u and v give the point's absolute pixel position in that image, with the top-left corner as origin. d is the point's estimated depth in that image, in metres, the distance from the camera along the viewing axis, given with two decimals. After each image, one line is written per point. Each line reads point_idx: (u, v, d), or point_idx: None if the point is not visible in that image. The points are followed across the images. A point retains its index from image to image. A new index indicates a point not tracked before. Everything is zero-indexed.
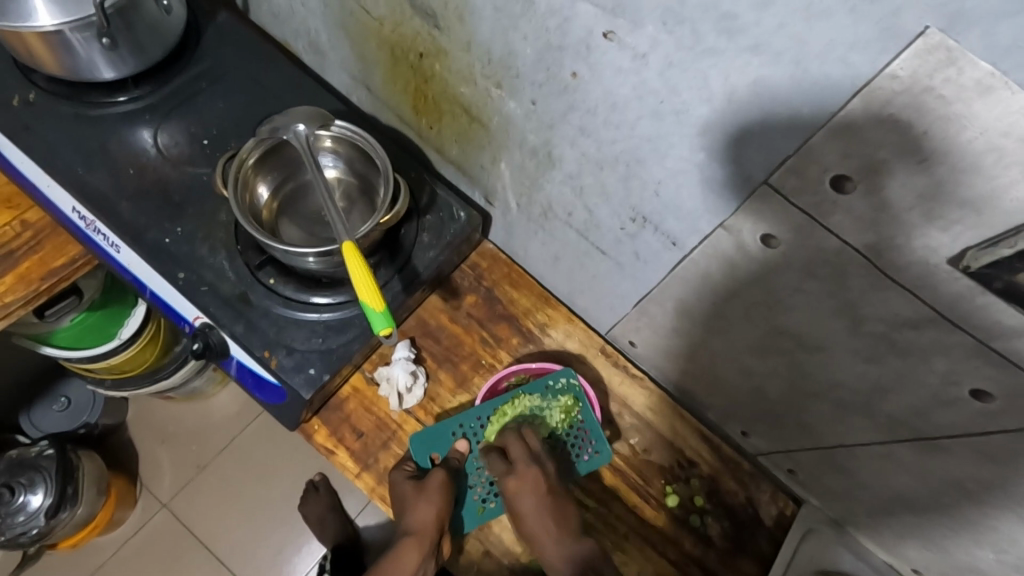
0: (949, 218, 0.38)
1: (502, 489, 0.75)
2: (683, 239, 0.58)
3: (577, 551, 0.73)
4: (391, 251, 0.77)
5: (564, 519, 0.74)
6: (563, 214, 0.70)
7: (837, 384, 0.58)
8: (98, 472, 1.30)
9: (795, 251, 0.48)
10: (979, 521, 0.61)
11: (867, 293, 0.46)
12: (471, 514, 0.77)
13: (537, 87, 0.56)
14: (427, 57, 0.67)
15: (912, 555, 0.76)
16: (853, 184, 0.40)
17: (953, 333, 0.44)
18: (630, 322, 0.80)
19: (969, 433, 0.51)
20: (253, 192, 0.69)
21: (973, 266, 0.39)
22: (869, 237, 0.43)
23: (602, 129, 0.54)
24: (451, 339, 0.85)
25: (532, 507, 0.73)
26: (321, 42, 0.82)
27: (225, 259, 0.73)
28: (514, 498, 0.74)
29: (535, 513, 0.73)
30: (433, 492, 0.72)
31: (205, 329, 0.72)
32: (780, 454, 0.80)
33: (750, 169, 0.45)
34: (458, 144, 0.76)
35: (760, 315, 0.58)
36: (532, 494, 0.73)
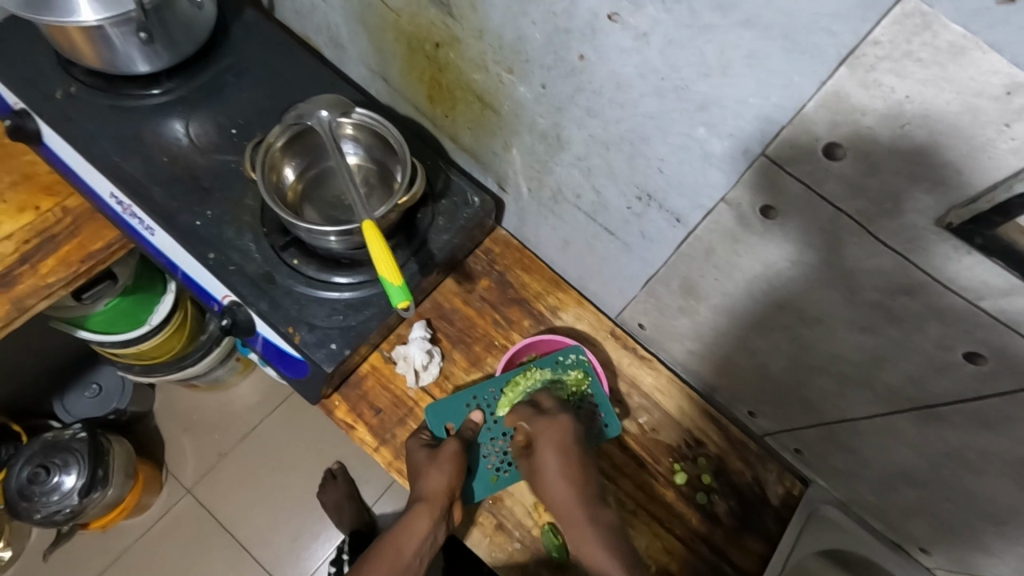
0: (933, 179, 0.40)
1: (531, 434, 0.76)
2: (687, 216, 0.60)
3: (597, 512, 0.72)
4: (408, 234, 0.80)
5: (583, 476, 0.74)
6: (573, 196, 0.73)
7: (837, 356, 0.60)
8: (127, 456, 1.37)
9: (791, 222, 0.50)
10: (980, 492, 0.62)
11: (862, 261, 0.48)
12: (484, 484, 0.78)
13: (546, 71, 0.59)
14: (442, 46, 0.70)
15: (917, 533, 0.77)
16: (843, 151, 0.42)
17: (942, 296, 0.45)
18: (638, 304, 0.83)
19: (964, 398, 0.52)
20: (278, 173, 0.73)
21: (955, 223, 0.41)
22: (859, 204, 0.44)
23: (609, 109, 0.57)
24: (465, 320, 0.88)
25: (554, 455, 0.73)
26: (342, 36, 0.86)
27: (251, 240, 0.77)
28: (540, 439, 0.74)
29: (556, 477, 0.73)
30: (445, 460, 0.73)
31: (233, 307, 0.76)
32: (786, 433, 0.81)
33: (746, 141, 0.48)
34: (472, 131, 0.80)
35: (762, 290, 0.61)
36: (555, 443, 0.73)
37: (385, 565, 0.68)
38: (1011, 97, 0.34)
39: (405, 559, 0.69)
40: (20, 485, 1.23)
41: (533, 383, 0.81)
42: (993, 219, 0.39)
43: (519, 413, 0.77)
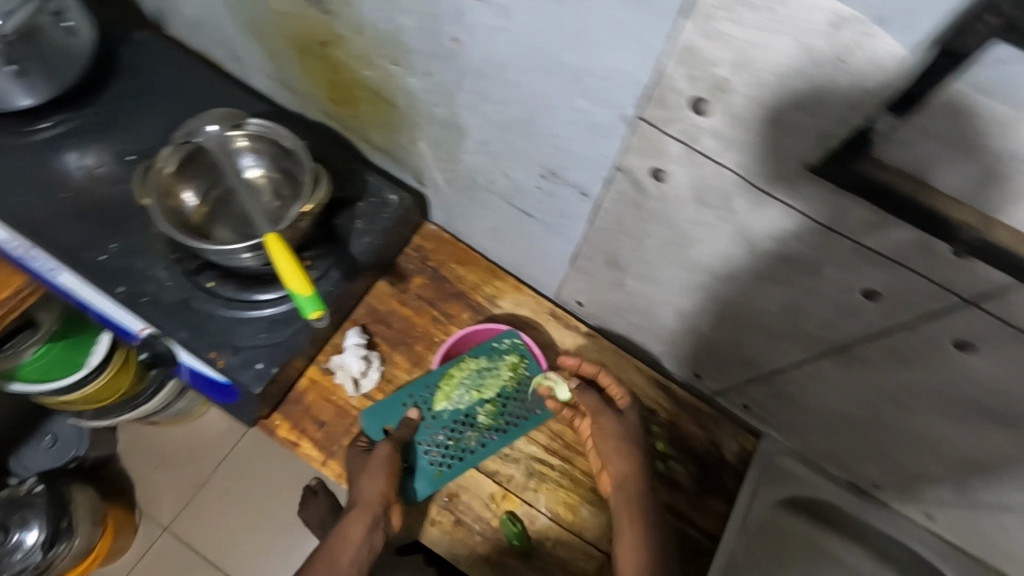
0: (794, 124, 0.38)
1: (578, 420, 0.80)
2: (591, 189, 0.60)
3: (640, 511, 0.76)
4: (327, 243, 0.78)
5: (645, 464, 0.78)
6: (486, 181, 0.72)
7: (757, 310, 0.60)
8: (93, 503, 1.33)
9: (682, 182, 0.50)
10: (911, 425, 0.62)
11: (753, 213, 0.48)
12: (427, 480, 0.78)
13: (428, 59, 0.58)
14: (328, 45, 0.68)
15: (866, 470, 0.79)
16: (708, 106, 0.41)
17: (831, 239, 0.45)
18: (572, 282, 0.83)
19: (875, 336, 0.53)
20: (177, 199, 0.70)
21: (812, 163, 0.40)
22: (738, 157, 0.44)
23: (494, 89, 0.55)
24: (403, 321, 0.87)
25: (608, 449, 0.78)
26: (237, 47, 0.83)
27: (162, 269, 0.74)
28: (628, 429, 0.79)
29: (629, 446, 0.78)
30: (377, 466, 0.71)
31: (152, 339, 0.73)
32: (732, 391, 0.82)
33: (622, 106, 0.46)
34: (379, 129, 0.78)
35: (675, 253, 0.60)
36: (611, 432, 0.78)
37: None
38: (837, 32, 0.33)
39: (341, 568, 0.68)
40: None
41: (468, 374, 0.81)
42: (847, 158, 0.38)
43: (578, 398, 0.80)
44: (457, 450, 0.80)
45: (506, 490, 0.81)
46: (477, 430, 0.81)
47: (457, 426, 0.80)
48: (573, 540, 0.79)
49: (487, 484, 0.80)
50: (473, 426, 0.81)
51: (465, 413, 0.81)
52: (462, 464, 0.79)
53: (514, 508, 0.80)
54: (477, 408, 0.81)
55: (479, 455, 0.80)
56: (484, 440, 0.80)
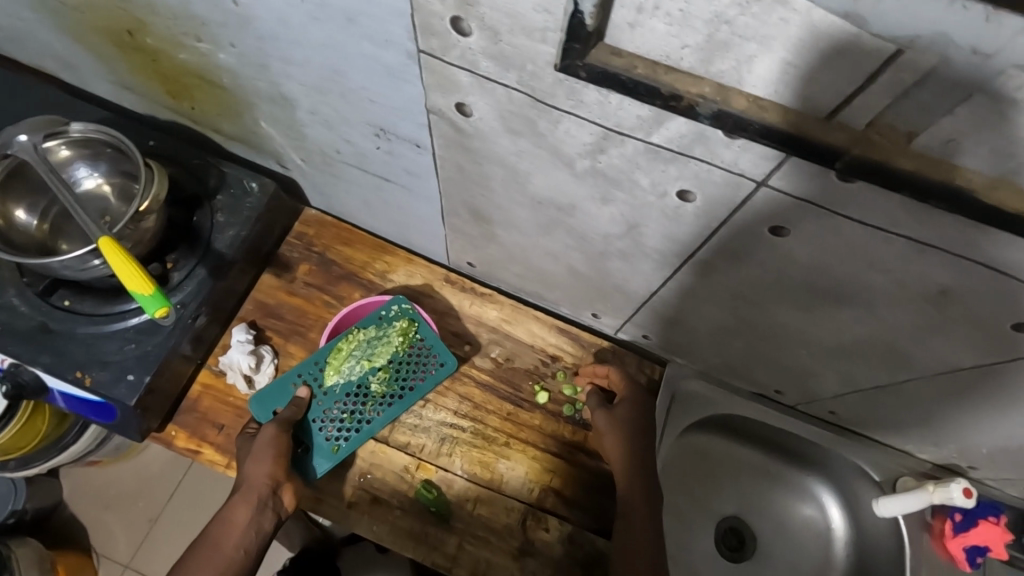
0: (536, 27, 0.37)
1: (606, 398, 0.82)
2: (422, 139, 0.59)
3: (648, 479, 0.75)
4: (189, 243, 0.75)
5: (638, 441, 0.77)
6: (335, 152, 0.70)
7: (606, 234, 0.60)
8: (37, 554, 1.28)
9: (486, 113, 0.49)
10: (775, 321, 0.63)
11: (555, 131, 0.47)
12: (323, 456, 0.74)
13: (225, 29, 0.56)
14: (136, 33, 0.64)
15: (763, 376, 0.81)
16: (467, 24, 0.40)
17: (627, 145, 0.45)
18: (454, 243, 0.82)
19: (708, 238, 0.53)
20: (8, 218, 0.66)
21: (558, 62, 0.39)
22: (515, 75, 0.43)
23: (293, 48, 0.54)
24: (294, 310, 0.85)
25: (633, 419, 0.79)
26: (64, 56, 0.79)
27: (14, 294, 0.70)
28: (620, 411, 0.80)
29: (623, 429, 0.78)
30: (265, 447, 0.68)
31: (14, 369, 0.69)
32: (628, 324, 0.83)
33: (401, 41, 0.45)
34: (223, 116, 0.75)
35: (518, 190, 0.60)
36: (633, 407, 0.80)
37: (196, 566, 0.60)
38: None
39: (223, 556, 0.62)
40: None
41: (357, 344, 0.80)
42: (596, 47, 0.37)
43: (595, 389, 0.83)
44: (353, 422, 0.77)
45: (419, 460, 0.80)
46: (373, 400, 0.78)
47: (352, 398, 0.78)
48: (493, 496, 0.79)
49: (400, 457, 0.80)
50: (368, 395, 0.78)
51: (358, 383, 0.79)
52: (360, 435, 0.76)
53: (430, 476, 0.79)
54: (369, 377, 0.79)
55: (377, 424, 0.77)
56: (382, 409, 0.78)
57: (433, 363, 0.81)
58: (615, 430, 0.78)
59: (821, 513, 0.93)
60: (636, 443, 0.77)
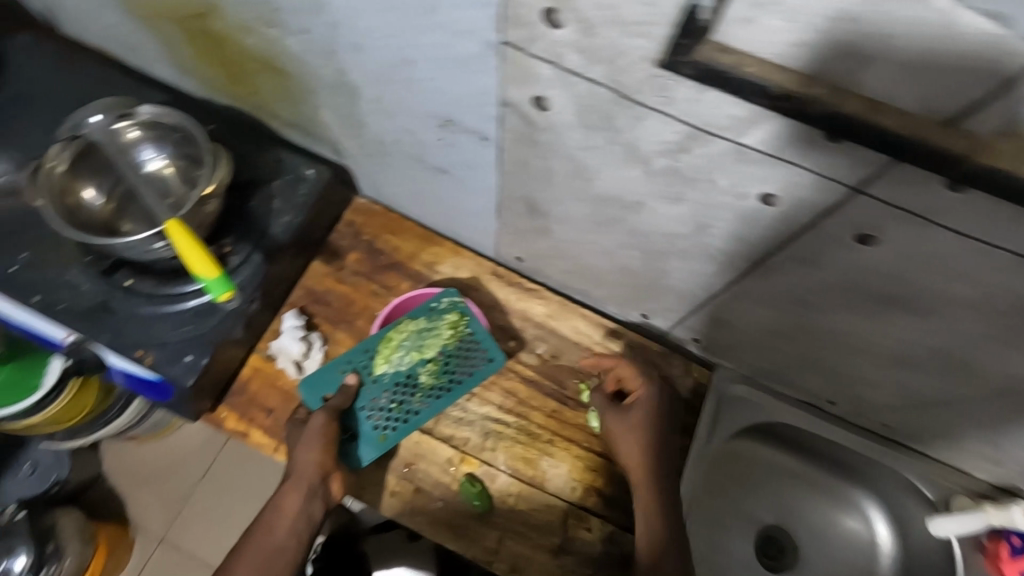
0: (638, 21, 0.36)
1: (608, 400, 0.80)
2: (488, 132, 0.58)
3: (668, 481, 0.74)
4: (245, 227, 0.76)
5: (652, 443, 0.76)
6: (394, 142, 0.69)
7: (670, 235, 0.59)
8: (79, 523, 1.33)
9: (564, 107, 0.48)
10: (842, 331, 0.61)
11: (634, 128, 0.46)
12: (370, 445, 0.75)
13: (298, 15, 0.55)
14: (206, 17, 0.64)
15: (817, 386, 0.79)
16: (561, 16, 0.39)
17: (713, 144, 0.43)
18: (505, 237, 0.81)
19: (784, 243, 0.51)
20: (77, 196, 0.67)
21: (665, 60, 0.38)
22: (603, 70, 0.42)
23: (366, 37, 0.53)
24: (341, 298, 0.85)
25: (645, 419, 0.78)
26: (127, 38, 0.80)
27: (76, 272, 0.72)
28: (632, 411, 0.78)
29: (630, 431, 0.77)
30: (313, 434, 0.69)
31: (76, 345, 0.71)
32: (678, 326, 0.81)
33: (484, 33, 0.44)
34: (282, 103, 0.75)
35: (582, 187, 0.58)
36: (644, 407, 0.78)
37: (254, 553, 0.64)
38: None
39: (276, 542, 0.65)
40: None
41: (406, 336, 0.79)
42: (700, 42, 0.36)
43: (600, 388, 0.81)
44: (400, 413, 0.77)
45: (463, 453, 0.80)
46: (420, 392, 0.78)
47: (400, 388, 0.78)
48: (535, 493, 0.79)
49: (444, 449, 0.80)
50: (416, 387, 0.78)
51: (406, 374, 0.78)
52: (407, 427, 0.76)
53: (473, 469, 0.79)
54: (418, 369, 0.78)
55: (424, 416, 0.77)
56: (429, 401, 0.78)
57: (482, 358, 0.80)
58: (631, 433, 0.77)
59: (866, 527, 0.89)
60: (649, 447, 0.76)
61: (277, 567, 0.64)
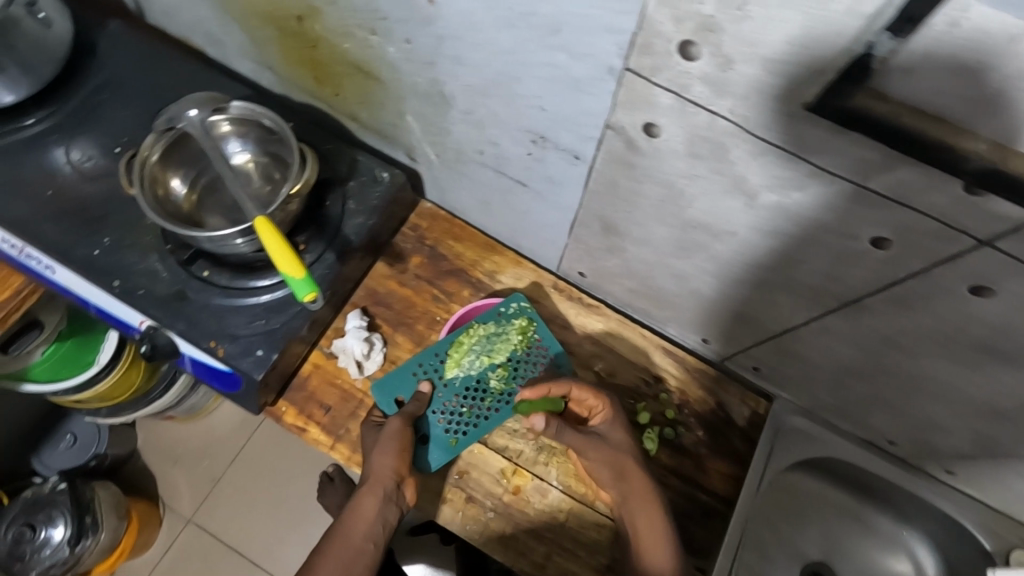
0: (784, 61, 0.36)
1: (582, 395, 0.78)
2: (582, 151, 0.57)
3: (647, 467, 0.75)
4: (319, 225, 0.76)
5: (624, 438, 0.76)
6: (476, 152, 0.69)
7: (758, 266, 0.58)
8: (116, 499, 1.35)
9: (674, 136, 0.48)
10: (925, 375, 0.60)
11: (748, 162, 0.46)
12: (441, 449, 0.77)
13: (405, 25, 0.56)
14: (305, 20, 0.65)
15: (881, 426, 0.77)
16: (698, 49, 0.39)
17: (832, 184, 0.43)
18: (572, 252, 0.80)
19: (884, 286, 0.50)
20: (165, 187, 0.69)
21: (810, 103, 0.38)
22: (729, 103, 0.42)
23: (473, 52, 0.53)
24: (402, 301, 0.86)
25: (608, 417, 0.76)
26: (215, 31, 0.81)
27: (156, 260, 0.73)
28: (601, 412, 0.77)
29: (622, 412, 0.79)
30: (390, 439, 0.72)
31: (151, 331, 0.72)
32: (740, 354, 0.80)
33: (607, 59, 0.44)
34: (365, 106, 0.76)
35: (672, 213, 0.58)
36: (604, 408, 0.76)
37: (335, 553, 0.67)
38: None
39: (354, 544, 0.68)
40: (10, 547, 1.22)
41: (476, 339, 0.80)
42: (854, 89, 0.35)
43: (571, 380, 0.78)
44: (470, 418, 0.78)
45: (516, 465, 0.80)
46: (490, 396, 0.79)
47: (470, 393, 0.79)
48: (586, 512, 0.78)
49: (497, 460, 0.80)
50: (485, 391, 0.79)
51: (477, 379, 0.80)
52: (477, 431, 0.78)
53: (525, 483, 0.79)
54: (488, 373, 0.79)
55: (494, 420, 0.78)
56: (498, 406, 0.79)
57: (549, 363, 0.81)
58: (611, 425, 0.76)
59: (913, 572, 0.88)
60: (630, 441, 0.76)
61: (357, 568, 0.67)
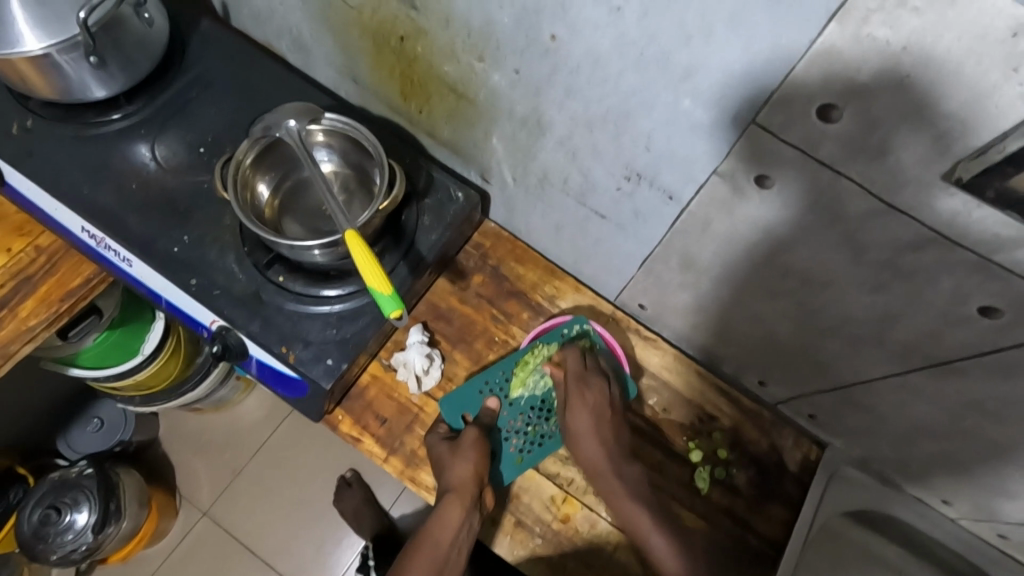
0: (936, 131, 0.38)
1: (569, 395, 0.80)
2: (680, 192, 0.57)
3: (625, 471, 0.77)
4: (396, 236, 0.77)
5: (613, 440, 0.78)
6: (560, 181, 0.70)
7: (847, 319, 0.59)
8: (139, 486, 1.32)
9: (789, 189, 0.49)
10: (1002, 439, 0.61)
11: (867, 222, 0.47)
12: (509, 467, 0.79)
13: (519, 56, 0.57)
14: (408, 39, 0.67)
15: (939, 484, 0.77)
16: (839, 113, 0.40)
17: (953, 251, 0.44)
18: (637, 285, 0.80)
19: (982, 351, 0.51)
20: (252, 191, 0.70)
21: (964, 178, 0.39)
22: (861, 164, 0.43)
23: (588, 88, 0.54)
24: (463, 318, 0.86)
25: (587, 421, 0.78)
26: (304, 39, 0.82)
27: (233, 261, 0.74)
28: (574, 415, 0.78)
29: (588, 415, 0.78)
30: (468, 448, 0.75)
31: (223, 331, 0.73)
32: (799, 399, 0.80)
33: (735, 110, 0.46)
34: (449, 124, 0.77)
35: (764, 259, 0.59)
36: (589, 410, 0.78)
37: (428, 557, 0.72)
38: (1017, 39, 0.32)
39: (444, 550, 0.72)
40: (34, 528, 1.19)
41: (542, 359, 0.82)
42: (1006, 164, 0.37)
43: (569, 364, 0.81)
44: (536, 437, 0.81)
45: (567, 493, 0.80)
46: (554, 415, 0.82)
47: (534, 412, 0.82)
48: (635, 544, 0.78)
49: (548, 486, 0.80)
50: (550, 410, 0.82)
51: (541, 399, 0.83)
52: (542, 449, 0.81)
53: (575, 512, 0.79)
54: (553, 393, 0.83)
55: (558, 439, 0.82)
56: (562, 425, 0.82)
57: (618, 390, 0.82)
58: (586, 426, 0.78)
59: None
60: (607, 445, 0.78)
61: None
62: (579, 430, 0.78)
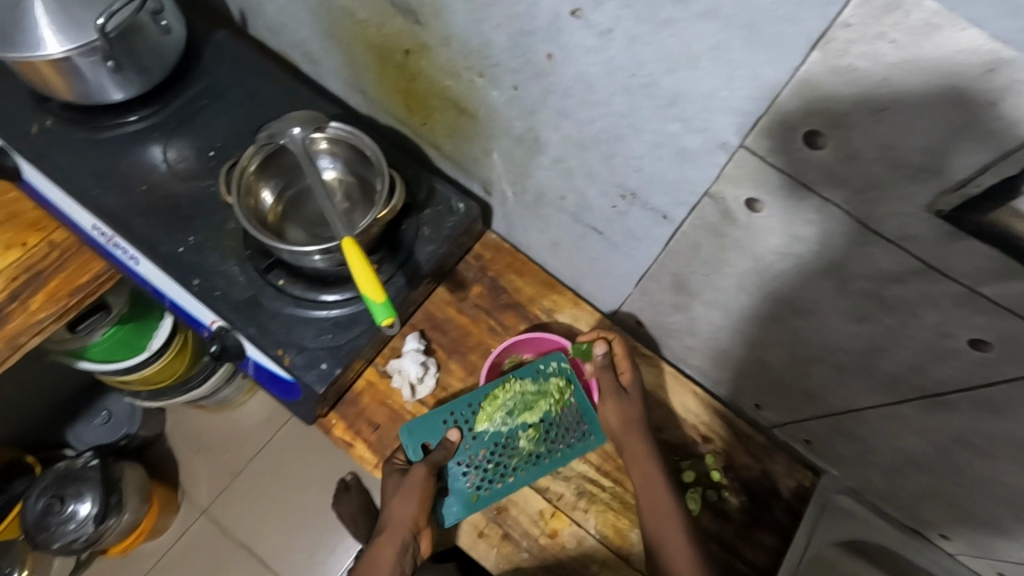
0: (915, 164, 0.38)
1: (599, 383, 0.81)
2: (672, 213, 0.57)
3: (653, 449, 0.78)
4: (393, 248, 0.78)
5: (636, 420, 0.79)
6: (556, 198, 0.71)
7: (836, 346, 0.58)
8: (140, 480, 1.34)
9: (776, 214, 0.49)
10: (993, 477, 0.59)
11: (852, 252, 0.47)
12: (463, 503, 0.78)
13: (515, 74, 0.58)
14: (412, 54, 0.68)
15: (933, 519, 0.76)
16: (823, 140, 0.41)
17: (938, 283, 0.44)
18: (633, 303, 0.80)
19: (971, 385, 0.51)
20: (256, 197, 0.72)
21: (945, 210, 0.39)
22: (843, 193, 0.43)
23: (581, 108, 0.55)
24: (459, 329, 0.86)
25: (615, 401, 0.79)
26: (314, 50, 0.84)
27: (235, 265, 0.76)
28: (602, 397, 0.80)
29: (617, 401, 0.79)
30: (410, 493, 0.73)
31: (222, 332, 0.75)
32: (793, 425, 0.79)
33: (722, 135, 0.46)
34: (450, 138, 0.78)
35: (754, 284, 0.59)
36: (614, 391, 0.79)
37: None
38: (993, 75, 0.32)
39: None
40: (36, 518, 1.19)
41: (513, 396, 0.79)
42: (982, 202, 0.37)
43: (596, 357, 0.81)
44: (495, 474, 0.78)
45: (555, 508, 0.80)
46: (518, 455, 0.79)
47: (498, 449, 0.79)
48: (620, 564, 0.77)
49: (536, 501, 0.80)
50: (514, 450, 0.79)
51: (505, 437, 0.79)
52: (498, 489, 0.78)
53: (563, 527, 0.79)
54: (518, 432, 0.79)
55: (518, 481, 0.78)
56: (525, 466, 0.79)
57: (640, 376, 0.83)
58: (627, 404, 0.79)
59: None
60: (641, 424, 0.79)
61: None
62: (613, 408, 0.79)
